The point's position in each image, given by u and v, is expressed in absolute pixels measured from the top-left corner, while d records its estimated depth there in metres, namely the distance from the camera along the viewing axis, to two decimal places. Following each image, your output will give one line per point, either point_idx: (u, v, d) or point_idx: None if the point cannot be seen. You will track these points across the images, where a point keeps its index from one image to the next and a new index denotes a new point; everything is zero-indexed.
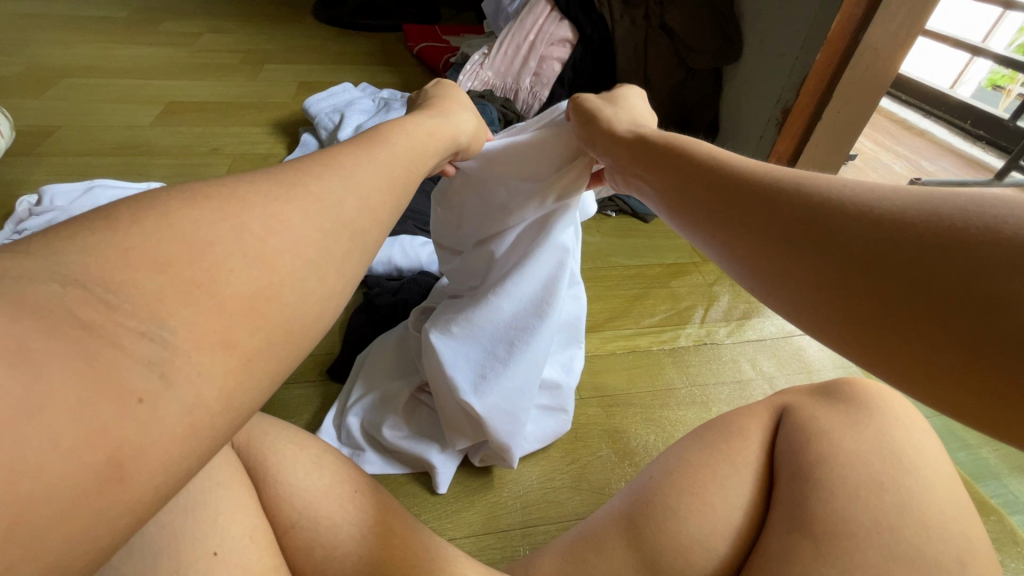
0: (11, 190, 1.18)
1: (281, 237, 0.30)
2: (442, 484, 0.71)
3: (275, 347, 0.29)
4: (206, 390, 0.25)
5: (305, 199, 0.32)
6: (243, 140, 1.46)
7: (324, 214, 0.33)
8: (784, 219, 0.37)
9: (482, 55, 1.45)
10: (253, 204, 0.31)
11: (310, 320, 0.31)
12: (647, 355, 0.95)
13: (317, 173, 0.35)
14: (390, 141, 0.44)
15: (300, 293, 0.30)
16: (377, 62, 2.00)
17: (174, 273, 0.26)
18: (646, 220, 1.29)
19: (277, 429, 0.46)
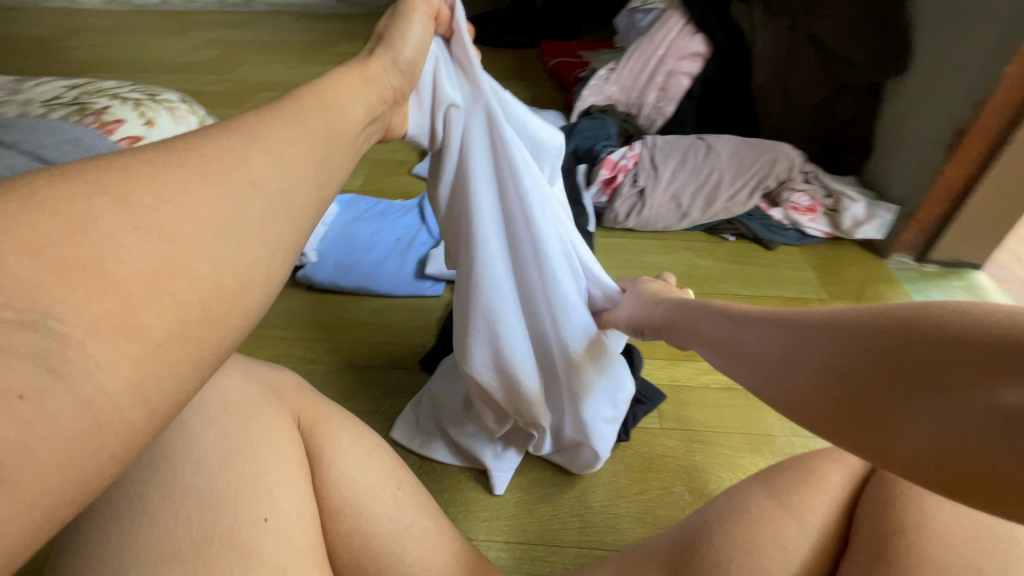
0: None
1: (188, 203, 0.28)
2: (498, 487, 0.73)
3: (192, 330, 0.27)
4: (107, 380, 0.24)
5: (211, 158, 0.30)
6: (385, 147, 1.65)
7: (236, 170, 0.31)
8: (805, 352, 0.37)
9: (608, 70, 1.44)
10: (139, 167, 0.28)
11: (231, 295, 0.29)
12: (745, 395, 0.87)
13: (236, 127, 0.33)
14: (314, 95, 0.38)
15: (213, 262, 0.28)
16: (512, 77, 2.11)
17: (50, 253, 0.24)
18: (769, 247, 1.17)
19: (337, 417, 0.51)
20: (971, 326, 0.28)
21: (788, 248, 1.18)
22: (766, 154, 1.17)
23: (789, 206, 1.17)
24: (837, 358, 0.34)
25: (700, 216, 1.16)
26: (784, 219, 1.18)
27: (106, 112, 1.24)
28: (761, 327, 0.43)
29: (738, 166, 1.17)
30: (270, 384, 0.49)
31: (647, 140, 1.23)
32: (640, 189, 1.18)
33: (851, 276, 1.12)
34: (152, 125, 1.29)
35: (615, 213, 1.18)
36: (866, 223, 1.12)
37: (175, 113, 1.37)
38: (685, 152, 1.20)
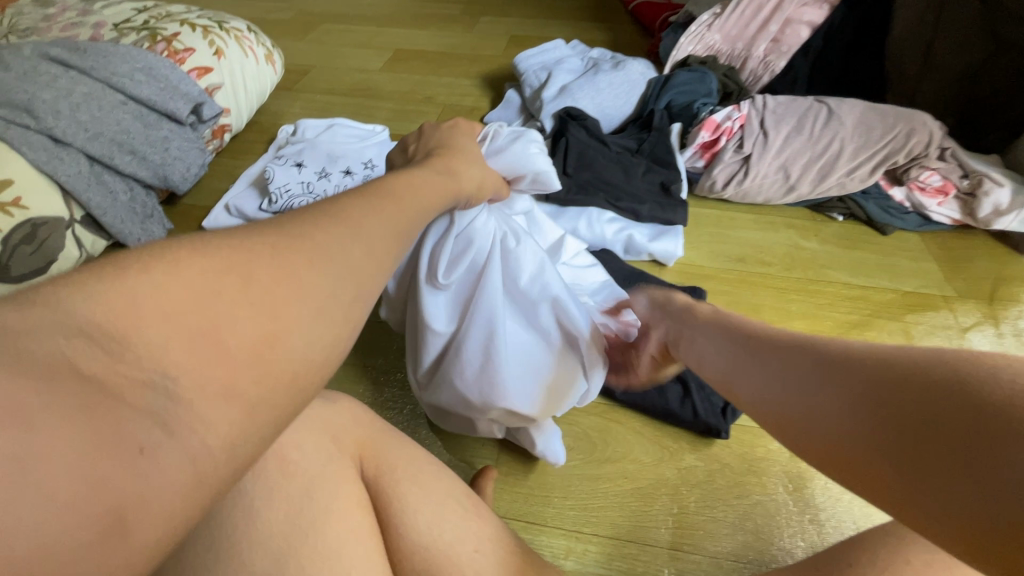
0: (276, 118, 1.42)
1: (295, 283, 0.32)
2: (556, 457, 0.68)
3: (279, 400, 0.31)
4: (207, 438, 0.28)
5: (315, 242, 0.35)
6: (454, 91, 1.55)
7: (336, 255, 0.35)
8: (800, 361, 0.44)
9: (713, 15, 1.28)
10: (261, 251, 0.32)
11: (316, 367, 0.33)
12: None
13: (340, 215, 0.37)
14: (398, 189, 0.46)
15: (306, 340, 0.32)
16: (592, 16, 1.92)
17: (178, 320, 0.29)
18: (884, 232, 1.04)
19: (407, 471, 0.48)
20: (954, 378, 0.32)
21: (906, 233, 1.05)
22: (901, 124, 1.02)
23: (914, 184, 1.03)
24: (845, 400, 0.38)
25: (809, 191, 1.04)
26: (906, 201, 1.04)
27: (176, 39, 1.18)
28: (758, 363, 0.47)
29: (863, 138, 1.03)
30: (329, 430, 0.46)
31: (756, 101, 1.09)
32: (744, 156, 1.04)
33: (979, 270, 0.99)
34: (220, 56, 1.23)
35: (712, 179, 1.06)
36: (1009, 213, 0.97)
37: (242, 43, 1.30)
38: (802, 118, 1.06)
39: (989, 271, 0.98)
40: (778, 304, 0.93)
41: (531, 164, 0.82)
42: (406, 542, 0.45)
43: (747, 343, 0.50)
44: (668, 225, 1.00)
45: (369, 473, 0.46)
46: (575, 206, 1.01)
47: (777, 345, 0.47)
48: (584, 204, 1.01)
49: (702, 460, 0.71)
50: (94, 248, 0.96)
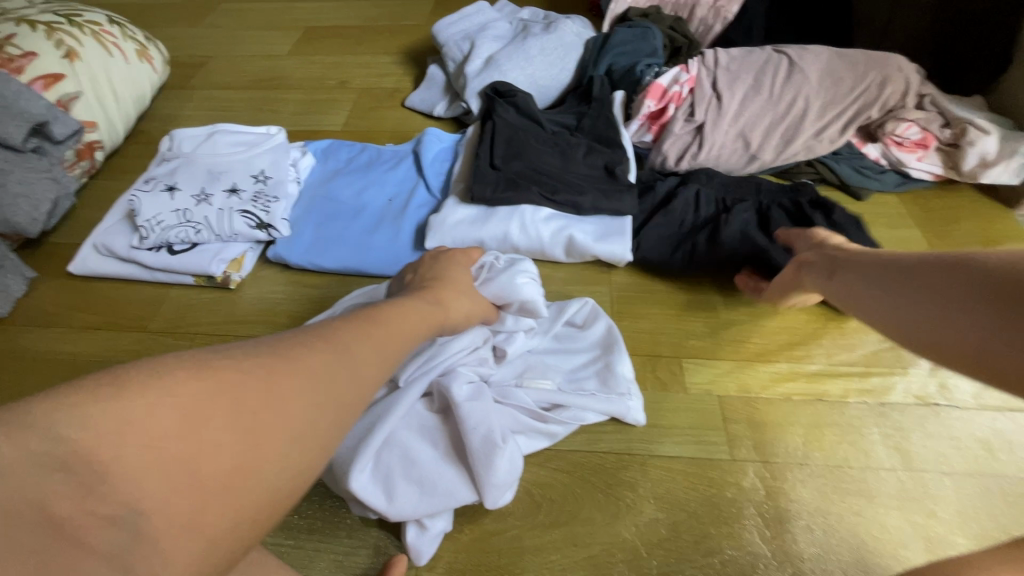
0: (165, 124, 1.23)
1: (279, 413, 0.37)
2: (419, 555, 0.58)
3: (245, 524, 0.35)
4: (171, 574, 0.32)
5: (308, 371, 0.39)
6: (372, 72, 1.36)
7: (321, 385, 0.39)
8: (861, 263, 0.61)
9: None
10: (251, 378, 0.37)
11: (282, 498, 0.37)
12: (840, 409, 0.68)
13: (329, 345, 0.42)
14: (387, 315, 0.50)
15: (278, 465, 0.36)
16: None
17: (157, 455, 0.33)
18: (859, 197, 0.91)
19: None
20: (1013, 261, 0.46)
21: (883, 196, 0.92)
22: (874, 72, 0.88)
23: (891, 140, 0.89)
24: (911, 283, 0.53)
25: (773, 159, 0.89)
26: (881, 159, 0.91)
27: (12, 44, 0.99)
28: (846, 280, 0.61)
29: (831, 92, 0.88)
30: None
31: (706, 57, 0.93)
32: (697, 124, 0.90)
33: (966, 232, 0.87)
34: (73, 58, 1.03)
35: (662, 156, 0.91)
36: (997, 164, 0.84)
37: (102, 39, 1.09)
38: (760, 73, 0.91)
39: (975, 234, 0.86)
40: (745, 298, 0.80)
41: (518, 292, 0.67)
42: None
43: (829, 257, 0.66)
44: (616, 216, 0.86)
45: None
46: (506, 205, 0.86)
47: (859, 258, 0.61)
48: (515, 201, 0.86)
49: (664, 511, 0.60)
50: None
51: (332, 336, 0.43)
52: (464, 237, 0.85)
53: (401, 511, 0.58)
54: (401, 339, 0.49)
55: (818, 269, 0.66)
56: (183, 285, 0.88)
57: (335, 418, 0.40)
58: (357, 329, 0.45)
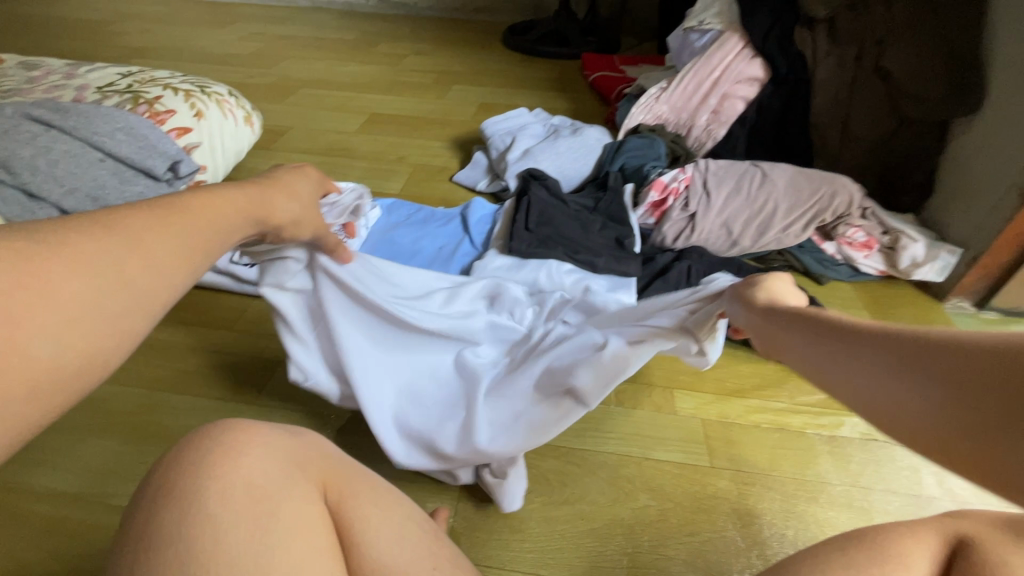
0: (250, 175, 1.48)
1: (51, 291, 0.31)
2: (510, 503, 0.70)
3: (19, 409, 0.30)
4: None
5: (83, 249, 0.34)
6: (425, 152, 1.64)
7: (105, 264, 0.34)
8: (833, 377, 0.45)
9: (659, 88, 1.41)
10: (2, 256, 0.31)
11: (58, 379, 0.31)
12: (799, 438, 0.84)
13: (109, 226, 0.36)
14: (188, 204, 0.41)
15: (51, 349, 0.31)
16: (554, 88, 2.08)
17: None
18: (820, 282, 1.13)
19: (365, 489, 0.48)
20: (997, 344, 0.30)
21: (840, 283, 1.14)
22: (825, 186, 1.14)
23: (843, 241, 1.13)
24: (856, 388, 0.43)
25: (750, 245, 1.12)
26: (837, 255, 1.14)
27: (159, 102, 1.25)
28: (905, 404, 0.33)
29: (794, 198, 1.14)
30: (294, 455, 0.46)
31: (699, 164, 1.20)
32: (690, 213, 1.14)
33: (903, 316, 1.08)
34: (200, 117, 1.30)
35: (662, 235, 1.15)
36: (925, 265, 1.07)
37: (222, 106, 1.37)
38: (740, 180, 1.17)
39: (912, 318, 1.07)
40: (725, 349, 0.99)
41: None
42: (362, 553, 0.45)
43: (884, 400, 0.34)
44: (623, 276, 1.07)
45: (350, 476, 0.49)
46: (536, 259, 1.07)
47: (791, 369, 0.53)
48: (544, 256, 1.07)
49: (655, 499, 0.74)
50: None
51: (113, 222, 0.36)
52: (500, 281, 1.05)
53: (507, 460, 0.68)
54: (206, 227, 0.41)
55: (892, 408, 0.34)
56: (264, 298, 1.06)
57: (130, 293, 0.35)
58: (150, 216, 0.38)
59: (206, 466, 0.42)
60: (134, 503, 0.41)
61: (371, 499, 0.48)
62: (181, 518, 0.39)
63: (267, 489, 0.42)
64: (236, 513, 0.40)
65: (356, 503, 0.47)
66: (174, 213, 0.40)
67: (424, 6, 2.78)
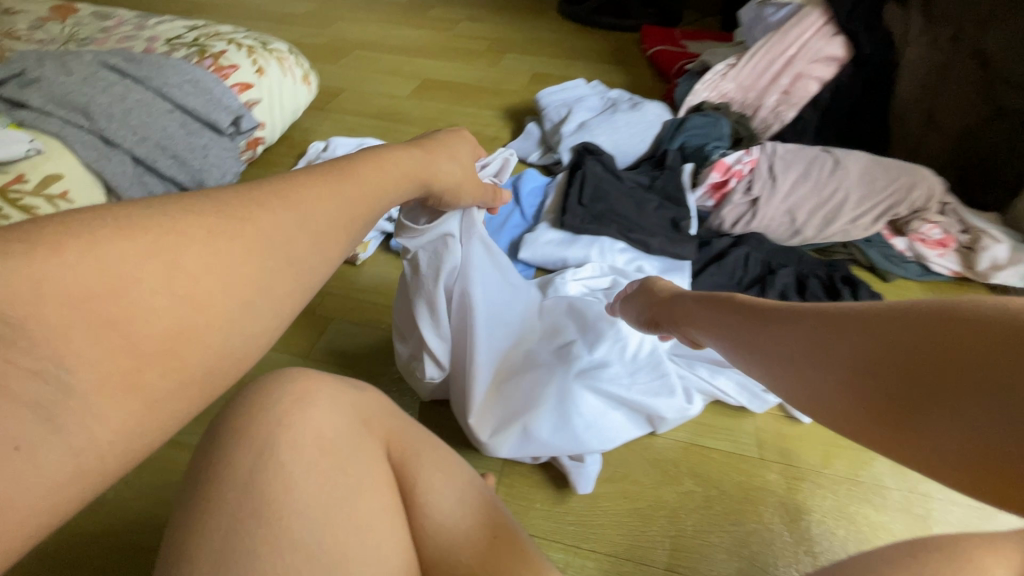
0: (305, 135, 1.50)
1: (224, 271, 0.33)
2: (583, 486, 0.70)
3: (197, 384, 0.32)
4: (102, 432, 0.29)
5: (257, 228, 0.34)
6: (476, 121, 1.62)
7: (276, 245, 0.35)
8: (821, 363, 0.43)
9: (727, 65, 1.34)
10: (193, 234, 0.32)
11: (232, 358, 0.33)
12: (855, 438, 0.81)
13: (285, 199, 0.37)
14: (358, 171, 0.43)
15: (229, 331, 0.33)
16: (610, 61, 2.01)
17: (85, 308, 0.29)
18: (884, 278, 1.06)
19: (427, 450, 0.49)
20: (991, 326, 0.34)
21: (906, 282, 1.07)
22: (904, 178, 1.06)
23: (916, 237, 1.06)
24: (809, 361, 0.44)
25: (814, 235, 1.07)
26: (907, 251, 1.07)
27: (223, 57, 1.27)
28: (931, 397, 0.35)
29: (868, 188, 1.07)
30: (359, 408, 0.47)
31: (766, 147, 1.14)
32: (753, 198, 1.09)
33: None
34: (261, 74, 1.31)
35: (720, 219, 1.11)
36: (1006, 268, 1.00)
37: (282, 64, 1.38)
38: (809, 165, 1.11)
39: None
40: None
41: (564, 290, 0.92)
42: (424, 515, 0.46)
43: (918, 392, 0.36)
44: (677, 259, 1.04)
45: (413, 437, 0.49)
46: (588, 235, 1.06)
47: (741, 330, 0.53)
48: (596, 233, 1.05)
49: (701, 486, 0.73)
50: None
51: (288, 195, 0.37)
52: (550, 255, 1.04)
53: (595, 449, 0.70)
54: (367, 199, 0.42)
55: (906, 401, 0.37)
56: None
57: (294, 269, 0.36)
58: (314, 186, 0.39)
59: (279, 415, 0.44)
60: (210, 440, 0.44)
61: (435, 463, 0.48)
62: (258, 462, 0.41)
63: (337, 442, 0.44)
64: (308, 461, 0.42)
65: (419, 466, 0.48)
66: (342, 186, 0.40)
67: None
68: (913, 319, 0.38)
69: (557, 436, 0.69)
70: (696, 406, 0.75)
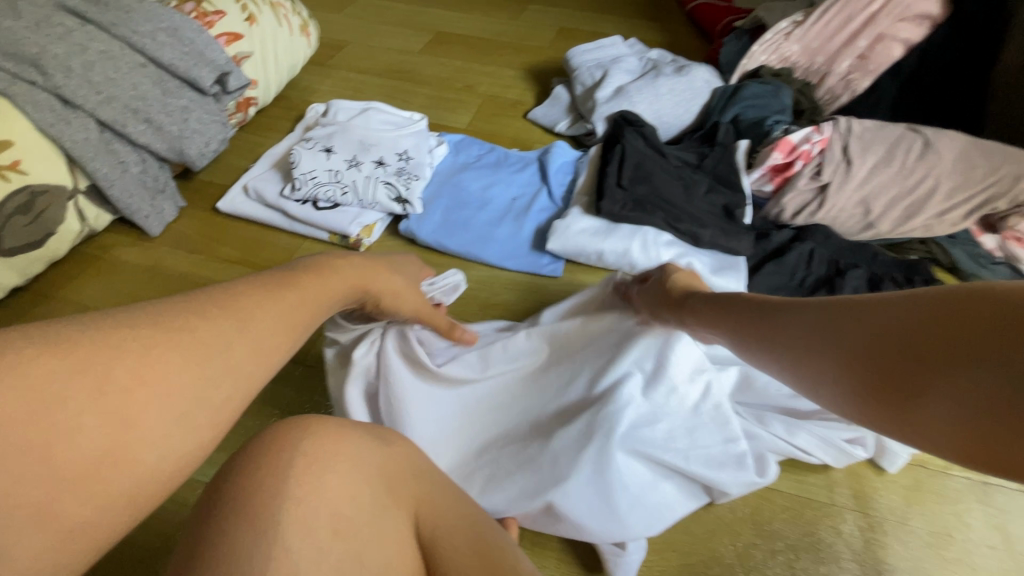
0: (304, 95, 1.33)
1: (159, 385, 0.35)
2: None
3: (137, 501, 0.34)
4: (18, 559, 0.30)
5: (197, 340, 0.37)
6: (496, 81, 1.44)
7: (219, 353, 0.38)
8: (855, 342, 0.41)
9: (792, 24, 1.14)
10: (129, 349, 0.35)
11: (170, 474, 0.35)
12: (943, 480, 0.69)
13: (228, 307, 0.40)
14: (304, 279, 0.47)
15: (159, 451, 0.34)
16: (646, 15, 1.79)
17: (16, 430, 0.31)
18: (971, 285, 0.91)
19: (457, 513, 0.41)
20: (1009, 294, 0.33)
21: None
22: (1009, 166, 0.90)
23: (1009, 235, 0.91)
24: (828, 345, 0.43)
25: (889, 231, 0.92)
26: (998, 251, 0.91)
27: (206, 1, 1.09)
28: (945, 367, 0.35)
29: (961, 177, 0.91)
30: (381, 469, 0.40)
31: (840, 123, 0.97)
32: (822, 184, 0.93)
33: None
34: (252, 22, 1.14)
35: (780, 207, 0.95)
36: None
37: (277, 11, 1.20)
38: (891, 147, 0.94)
39: None
40: None
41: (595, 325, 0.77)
42: None
43: (919, 363, 0.37)
44: (731, 255, 0.90)
45: (445, 500, 0.42)
46: (628, 224, 0.91)
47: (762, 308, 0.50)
48: (638, 222, 0.91)
49: (763, 539, 0.62)
50: (97, 222, 0.90)
51: (232, 303, 0.41)
52: (584, 247, 0.90)
53: (639, 534, 0.57)
54: (314, 307, 0.46)
55: (939, 396, 0.35)
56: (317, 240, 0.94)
57: (245, 377, 0.39)
58: (255, 292, 0.43)
59: (285, 481, 0.37)
60: (201, 504, 0.37)
61: (467, 530, 0.41)
62: (256, 542, 0.34)
63: (354, 520, 0.37)
64: (321, 544, 0.36)
65: (449, 538, 0.40)
66: (289, 299, 0.44)
67: None
68: (941, 303, 0.36)
69: (589, 516, 0.57)
70: (768, 478, 0.62)
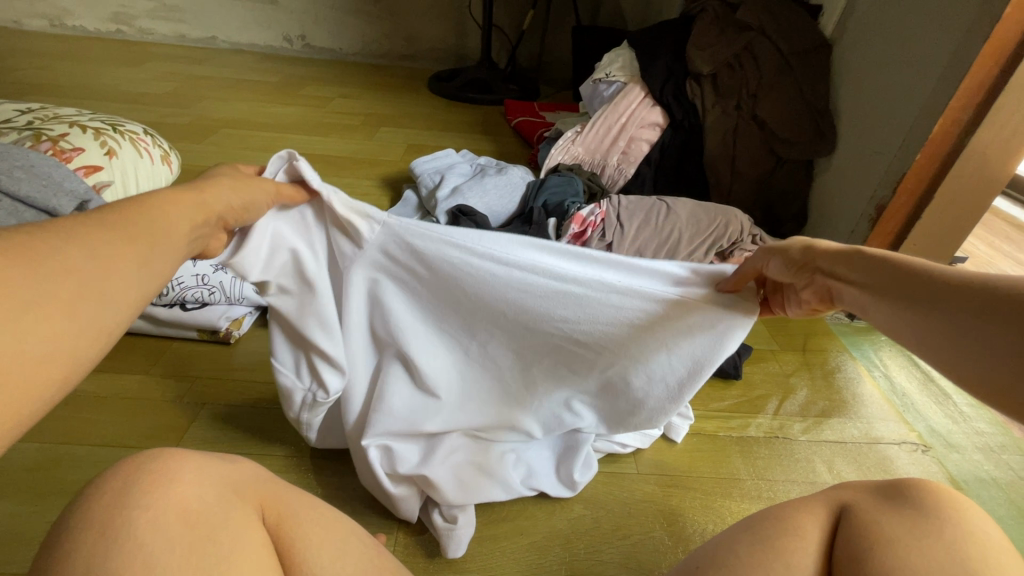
0: None
1: (14, 291, 0.33)
2: (454, 550, 0.70)
3: (12, 407, 0.32)
4: None
5: (40, 254, 0.35)
6: (354, 190, 1.65)
7: (69, 266, 0.36)
8: (978, 324, 0.41)
9: (575, 132, 1.55)
10: None
11: (43, 367, 0.34)
12: (712, 440, 0.93)
13: (69, 230, 0.38)
14: (151, 202, 0.45)
15: (29, 346, 0.33)
16: (479, 131, 2.20)
17: None
18: None
19: (303, 508, 0.51)
20: None
21: None
22: (722, 217, 1.29)
23: None
24: (955, 318, 0.42)
25: None
26: None
27: (64, 140, 1.19)
28: None
29: (695, 228, 1.27)
30: (229, 476, 0.47)
31: (612, 200, 1.32)
32: (608, 243, 1.25)
33: (793, 328, 1.24)
34: (112, 155, 1.24)
35: None
36: None
37: (137, 144, 1.33)
38: (647, 213, 1.30)
39: (801, 329, 1.23)
40: None
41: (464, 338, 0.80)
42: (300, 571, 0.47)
43: None
44: None
45: (294, 500, 0.51)
46: None
47: (901, 276, 0.47)
48: None
49: (588, 508, 0.79)
50: None
51: (71, 227, 0.38)
52: None
53: (466, 512, 0.71)
54: (168, 230, 0.44)
55: None
56: (185, 339, 1.01)
57: (107, 286, 0.38)
58: (102, 220, 0.40)
59: (134, 494, 0.41)
60: (48, 545, 0.39)
61: (312, 518, 0.50)
62: (106, 548, 0.38)
63: (202, 513, 0.43)
64: (171, 536, 0.40)
65: (301, 526, 0.49)
66: (140, 215, 0.43)
67: (348, 51, 2.84)
68: None
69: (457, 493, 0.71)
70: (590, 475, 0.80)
